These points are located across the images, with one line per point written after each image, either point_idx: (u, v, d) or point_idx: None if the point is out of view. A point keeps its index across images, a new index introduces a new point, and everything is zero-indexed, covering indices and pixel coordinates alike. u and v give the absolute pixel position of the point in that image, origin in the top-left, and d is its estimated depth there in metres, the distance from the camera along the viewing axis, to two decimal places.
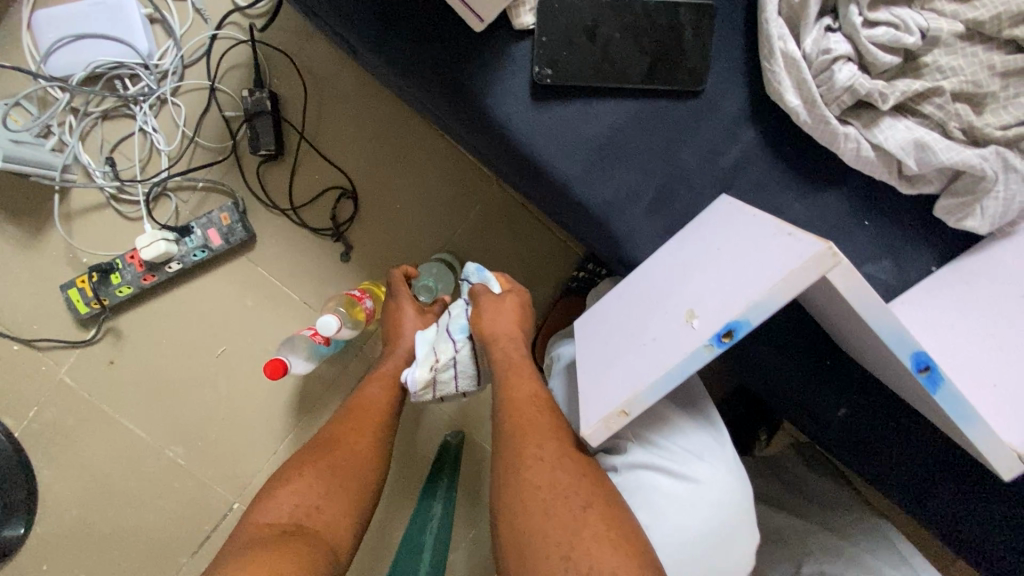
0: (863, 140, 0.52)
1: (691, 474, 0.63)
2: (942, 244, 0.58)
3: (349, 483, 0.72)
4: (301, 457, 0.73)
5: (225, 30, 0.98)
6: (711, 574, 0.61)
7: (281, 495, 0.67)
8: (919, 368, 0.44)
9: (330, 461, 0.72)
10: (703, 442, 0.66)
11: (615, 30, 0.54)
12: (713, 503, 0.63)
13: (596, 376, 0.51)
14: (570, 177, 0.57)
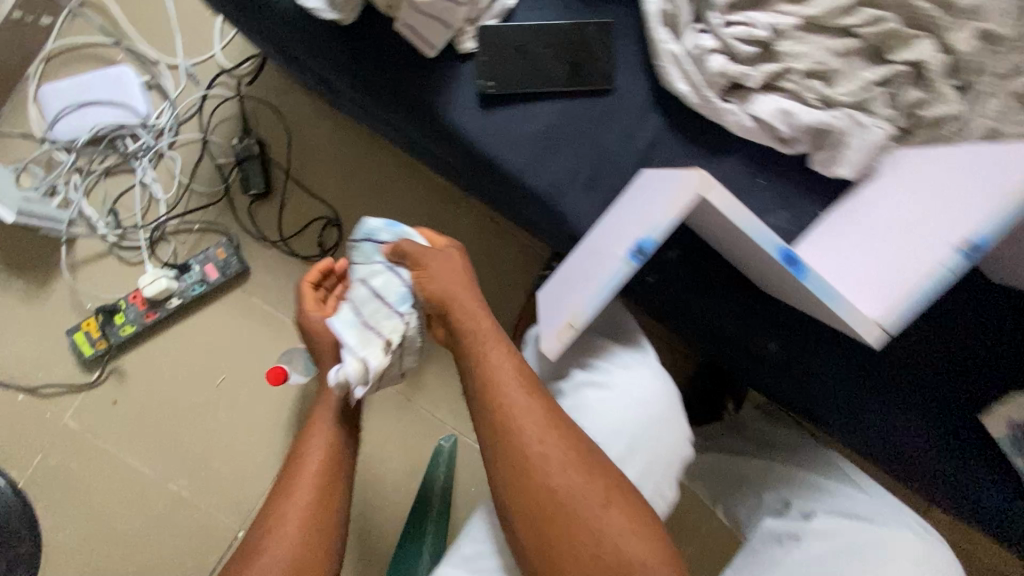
0: (741, 113, 0.66)
1: (616, 380, 0.74)
2: (826, 194, 0.71)
3: (330, 491, 0.69)
4: (279, 497, 0.68)
5: (214, 89, 1.11)
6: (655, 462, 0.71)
7: (275, 540, 0.65)
8: (785, 259, 0.53)
9: (302, 484, 0.68)
10: (630, 356, 0.77)
11: (541, 44, 0.67)
12: (637, 398, 0.72)
13: (553, 305, 0.64)
14: (518, 168, 0.70)
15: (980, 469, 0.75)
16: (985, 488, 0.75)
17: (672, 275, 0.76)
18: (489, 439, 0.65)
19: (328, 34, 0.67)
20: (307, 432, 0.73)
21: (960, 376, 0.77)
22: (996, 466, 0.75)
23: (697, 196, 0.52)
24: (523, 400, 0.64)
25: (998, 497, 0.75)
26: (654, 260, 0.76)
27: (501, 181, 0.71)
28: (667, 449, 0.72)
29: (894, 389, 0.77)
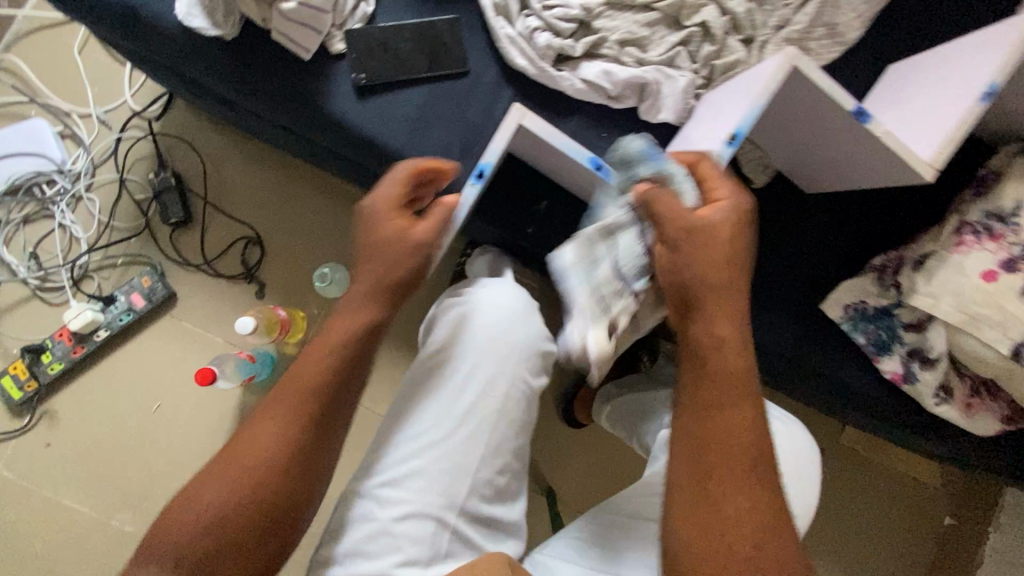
0: (572, 78, 0.80)
1: (477, 313, 0.71)
2: (659, 137, 0.85)
3: (278, 475, 0.61)
4: (219, 460, 0.62)
5: (128, 132, 1.19)
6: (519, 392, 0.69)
7: (201, 511, 0.59)
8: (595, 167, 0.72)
9: (244, 456, 0.61)
10: (496, 294, 0.72)
11: (402, 40, 0.80)
12: (496, 332, 0.69)
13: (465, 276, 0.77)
14: (397, 144, 0.81)
15: (846, 353, 0.88)
16: (844, 361, 0.88)
17: (547, 226, 0.88)
18: (688, 394, 0.61)
19: (216, 49, 0.78)
20: (271, 397, 0.64)
21: (805, 275, 0.88)
22: (857, 351, 0.88)
23: (516, 120, 0.70)
24: (710, 336, 0.61)
25: (858, 375, 0.88)
26: (529, 213, 0.88)
27: (385, 159, 0.81)
28: (528, 338, 0.71)
29: (759, 294, 0.88)
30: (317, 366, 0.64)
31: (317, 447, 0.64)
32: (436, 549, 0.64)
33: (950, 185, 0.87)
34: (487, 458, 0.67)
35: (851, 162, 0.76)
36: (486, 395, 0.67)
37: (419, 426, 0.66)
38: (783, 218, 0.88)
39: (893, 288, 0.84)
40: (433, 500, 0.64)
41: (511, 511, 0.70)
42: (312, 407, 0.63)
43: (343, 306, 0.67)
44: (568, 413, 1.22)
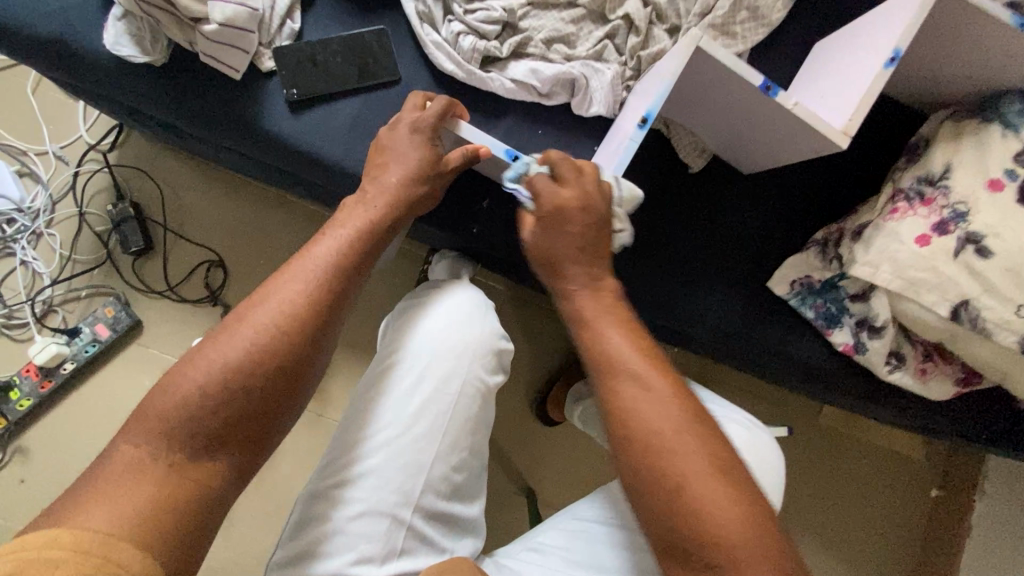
0: (501, 78, 0.82)
1: (435, 328, 0.70)
2: (594, 129, 0.86)
3: (221, 434, 0.54)
4: (148, 409, 0.53)
5: (85, 166, 1.20)
6: (479, 405, 0.70)
7: (121, 468, 0.50)
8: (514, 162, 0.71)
9: (183, 408, 0.53)
10: (458, 307, 0.72)
11: (331, 54, 0.82)
12: (458, 347, 0.70)
13: (421, 288, 0.76)
14: (335, 155, 0.82)
15: (798, 330, 0.88)
16: (796, 338, 0.88)
17: (491, 225, 0.88)
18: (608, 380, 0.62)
19: (150, 75, 0.79)
20: (220, 341, 0.56)
21: (748, 254, 0.89)
22: (809, 328, 0.88)
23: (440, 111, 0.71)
24: (654, 404, 0.60)
25: (813, 352, 0.88)
26: (472, 212, 0.87)
27: (323, 170, 0.82)
28: (481, 337, 0.71)
29: (708, 277, 0.89)
30: (281, 314, 0.58)
31: (273, 409, 0.57)
32: (390, 546, 0.63)
33: (873, 162, 0.91)
34: (442, 454, 0.67)
35: (779, 140, 0.78)
36: (440, 393, 0.68)
37: (372, 425, 0.66)
38: (720, 202, 0.90)
39: (835, 261, 0.85)
40: (387, 498, 0.64)
41: (468, 508, 0.70)
42: (275, 360, 0.57)
43: (308, 256, 0.62)
44: (541, 410, 1.20)
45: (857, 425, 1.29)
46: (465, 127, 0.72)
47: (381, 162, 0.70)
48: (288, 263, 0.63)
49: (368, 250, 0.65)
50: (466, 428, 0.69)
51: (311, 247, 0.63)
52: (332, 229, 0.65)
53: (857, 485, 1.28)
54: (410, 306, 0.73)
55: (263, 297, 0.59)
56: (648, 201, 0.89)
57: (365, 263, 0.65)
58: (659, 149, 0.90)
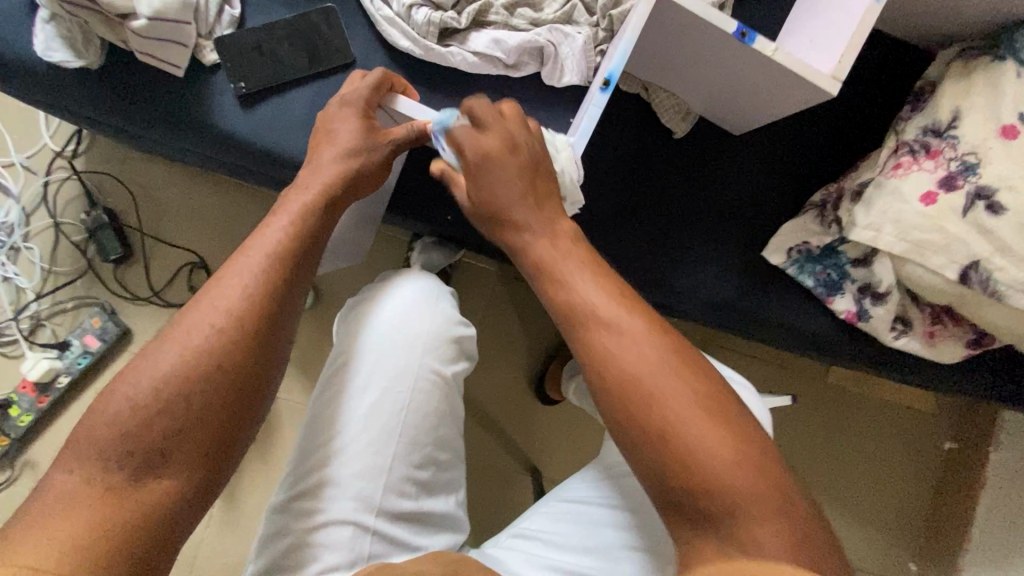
0: (462, 52, 0.76)
1: (385, 324, 0.66)
2: (568, 100, 0.80)
3: (175, 460, 0.51)
4: (76, 444, 0.50)
5: (53, 174, 1.16)
6: (439, 398, 0.66)
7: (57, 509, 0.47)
8: None
9: (119, 439, 0.50)
10: (409, 300, 0.68)
11: (278, 41, 0.76)
12: (409, 342, 0.66)
13: (374, 281, 0.71)
14: (294, 148, 0.76)
15: (801, 300, 0.84)
16: (797, 307, 0.83)
17: (466, 210, 0.83)
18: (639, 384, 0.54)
19: (88, 79, 0.74)
20: (156, 364, 0.53)
21: (743, 223, 0.84)
22: (811, 299, 0.84)
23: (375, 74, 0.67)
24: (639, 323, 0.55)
25: (821, 321, 0.83)
26: (445, 200, 0.82)
27: (283, 166, 0.77)
28: (434, 328, 0.67)
29: (707, 250, 0.83)
30: (219, 322, 0.55)
31: (222, 424, 0.53)
32: (356, 554, 0.60)
33: (873, 111, 0.84)
34: (401, 454, 0.63)
35: (764, 89, 0.71)
36: (393, 391, 0.64)
37: (324, 433, 0.63)
38: (708, 167, 0.84)
39: (834, 225, 0.80)
40: (347, 505, 0.61)
41: (443, 503, 0.66)
42: (214, 373, 0.53)
43: (247, 255, 0.58)
44: (540, 390, 1.15)
45: (867, 382, 1.23)
46: (402, 101, 0.68)
47: (317, 147, 0.66)
48: (223, 266, 0.59)
49: (316, 248, 0.61)
50: (427, 423, 0.65)
51: (248, 246, 0.59)
52: (271, 222, 0.60)
53: (867, 443, 1.22)
54: (360, 300, 0.69)
55: (193, 305, 0.56)
56: (630, 173, 0.83)
57: (308, 258, 0.61)
58: (640, 116, 0.84)
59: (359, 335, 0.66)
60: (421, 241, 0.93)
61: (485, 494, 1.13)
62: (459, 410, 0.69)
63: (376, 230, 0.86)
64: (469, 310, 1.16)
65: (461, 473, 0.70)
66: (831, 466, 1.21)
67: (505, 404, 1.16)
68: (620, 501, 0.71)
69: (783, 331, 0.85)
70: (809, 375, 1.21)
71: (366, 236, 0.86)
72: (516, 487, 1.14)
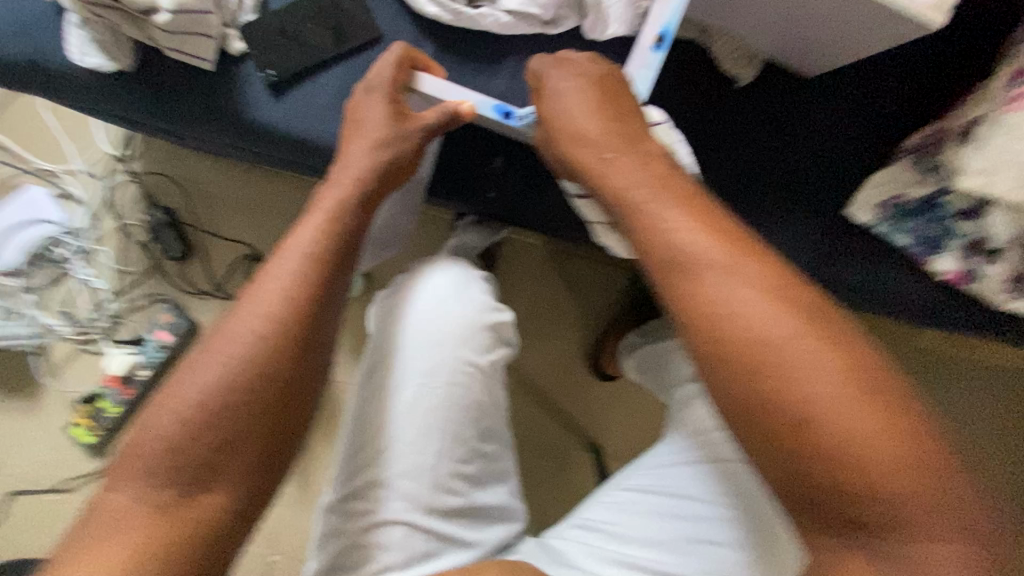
0: (494, 12, 0.69)
1: (417, 318, 0.63)
2: (613, 56, 0.72)
3: (217, 463, 0.50)
4: (138, 453, 0.50)
5: (114, 178, 1.20)
6: (478, 388, 0.63)
7: (117, 516, 0.48)
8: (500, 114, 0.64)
9: (173, 446, 0.50)
10: (440, 291, 0.65)
11: (302, 22, 0.73)
12: (441, 334, 0.63)
13: (404, 274, 0.69)
14: (328, 135, 0.74)
15: (891, 261, 0.73)
16: (888, 270, 0.73)
17: (509, 186, 0.78)
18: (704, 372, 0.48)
19: (124, 84, 0.73)
20: (197, 365, 0.53)
21: (821, 179, 0.74)
22: (902, 259, 0.73)
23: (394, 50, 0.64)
24: (719, 300, 0.48)
25: (919, 284, 0.73)
26: (485, 175, 0.77)
27: (320, 155, 0.74)
28: (467, 317, 0.64)
29: (778, 211, 0.74)
30: (262, 329, 0.54)
31: (268, 423, 0.53)
32: (410, 554, 0.59)
33: (970, 32, 0.72)
34: (445, 450, 0.61)
35: (841, 19, 0.60)
36: (431, 385, 0.62)
37: (367, 432, 0.62)
38: (770, 118, 0.74)
39: (933, 171, 0.68)
40: (396, 503, 0.60)
41: (494, 495, 0.64)
42: (265, 379, 0.53)
43: (279, 252, 0.57)
44: (596, 366, 1.11)
45: (964, 344, 1.08)
46: (425, 79, 0.65)
47: (346, 134, 0.64)
48: (262, 269, 0.58)
49: (345, 240, 0.59)
50: (469, 416, 0.62)
51: (284, 242, 0.58)
52: (304, 217, 0.59)
53: (970, 412, 1.08)
54: (392, 294, 0.66)
55: (235, 308, 0.55)
56: (684, 131, 0.74)
57: (348, 254, 0.59)
58: (696, 65, 0.74)
59: (392, 331, 0.64)
60: (462, 222, 0.89)
61: (547, 475, 1.10)
62: (502, 399, 0.67)
63: (417, 214, 0.83)
64: (518, 288, 1.12)
65: (511, 462, 0.67)
66: None
67: (560, 381, 1.12)
68: (689, 491, 0.67)
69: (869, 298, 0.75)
70: (897, 341, 1.08)
71: (408, 222, 0.83)
72: (578, 466, 1.11)
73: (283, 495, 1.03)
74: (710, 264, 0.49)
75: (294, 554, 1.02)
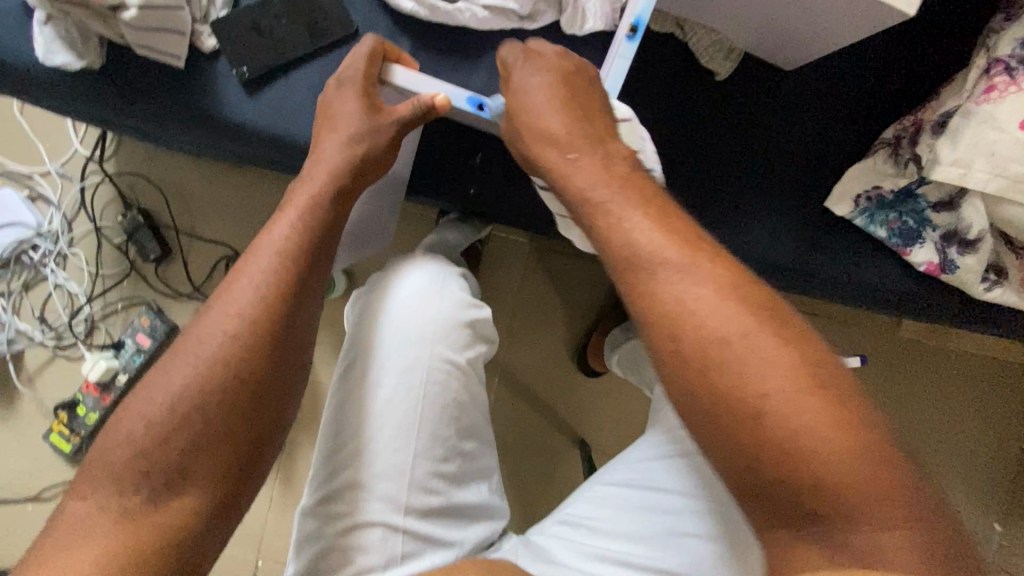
0: (471, 7, 0.69)
1: (394, 316, 0.63)
2: (591, 51, 0.72)
3: (190, 468, 0.49)
4: (108, 460, 0.49)
5: (88, 179, 1.18)
6: (457, 386, 0.63)
7: (86, 524, 0.47)
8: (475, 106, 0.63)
9: (144, 451, 0.49)
10: (417, 288, 0.64)
11: (275, 17, 0.72)
12: (418, 333, 0.62)
13: (380, 272, 0.68)
14: (304, 132, 0.73)
15: (867, 253, 0.74)
16: (865, 261, 0.74)
17: (489, 182, 0.77)
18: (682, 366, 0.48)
19: (94, 82, 0.72)
20: (169, 368, 0.52)
21: (799, 172, 0.75)
22: (879, 251, 0.74)
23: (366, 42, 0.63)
24: (697, 293, 0.48)
25: (895, 275, 0.74)
26: (466, 172, 0.77)
27: (297, 153, 0.73)
28: (444, 315, 0.63)
29: (757, 204, 0.75)
30: (236, 330, 0.53)
31: (242, 426, 0.52)
32: (390, 554, 0.58)
33: (942, 27, 0.73)
34: (424, 449, 0.60)
35: (814, 12, 0.60)
36: (408, 384, 0.61)
37: (345, 433, 0.61)
38: (747, 111, 0.75)
39: (912, 163, 0.69)
40: (376, 504, 0.59)
41: (476, 494, 0.64)
42: (238, 382, 0.52)
43: (253, 252, 0.56)
44: (582, 362, 1.11)
45: (942, 334, 1.10)
46: (400, 72, 0.64)
47: (321, 132, 0.63)
48: (235, 268, 0.57)
49: (320, 240, 0.58)
50: (448, 414, 0.62)
51: (257, 242, 0.57)
52: (278, 217, 0.58)
53: (950, 401, 1.10)
54: (369, 293, 0.66)
55: (207, 309, 0.54)
56: (662, 125, 0.74)
57: (320, 255, 0.59)
58: (674, 59, 0.74)
59: (369, 330, 0.63)
60: (444, 219, 0.88)
61: (534, 472, 1.10)
62: (483, 396, 0.66)
63: (397, 212, 0.82)
64: (504, 285, 1.11)
65: (493, 460, 0.67)
66: (911, 427, 1.09)
67: (547, 378, 1.12)
68: (672, 484, 0.67)
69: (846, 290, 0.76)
70: (877, 332, 1.09)
71: (388, 219, 0.82)
72: (565, 462, 1.11)
73: (268, 498, 1.02)
74: (688, 255, 0.49)
75: (280, 557, 1.01)
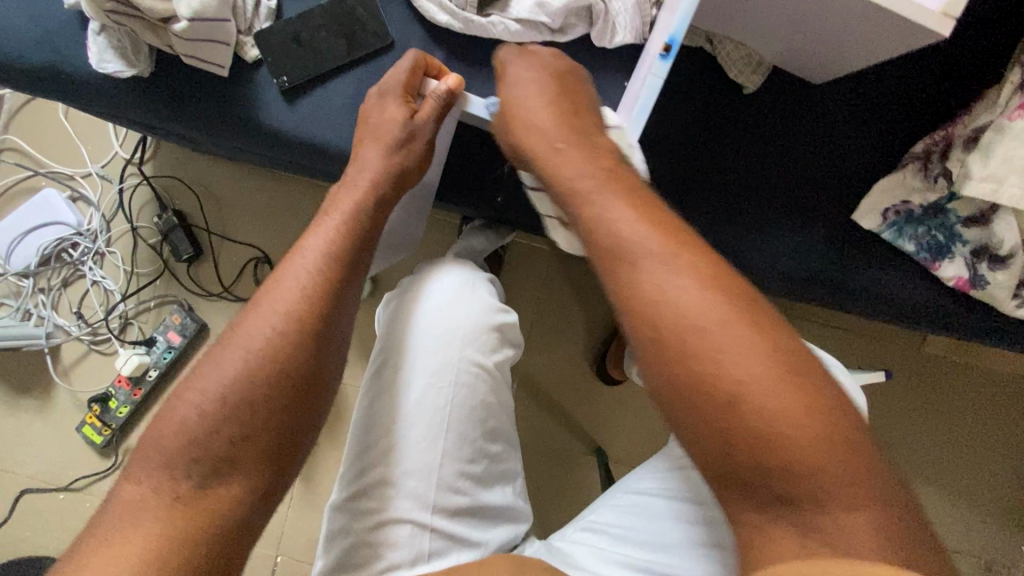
0: (503, 20, 0.71)
1: (424, 319, 0.64)
2: (620, 64, 0.74)
3: (229, 456, 0.52)
4: (152, 448, 0.51)
5: (127, 181, 1.22)
6: (484, 388, 0.64)
7: (129, 510, 0.49)
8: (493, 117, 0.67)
9: (186, 440, 0.51)
10: (446, 293, 0.66)
11: (316, 28, 0.74)
12: (448, 336, 0.64)
13: (410, 277, 0.69)
14: (339, 138, 0.75)
15: (897, 267, 0.74)
16: (891, 275, 0.74)
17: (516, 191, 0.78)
18: None
19: (144, 89, 0.75)
20: (215, 362, 0.54)
21: (826, 185, 0.75)
22: (907, 265, 0.74)
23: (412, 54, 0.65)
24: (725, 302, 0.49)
25: (923, 291, 0.73)
26: (493, 179, 0.78)
27: (331, 158, 0.76)
28: (473, 319, 0.65)
29: (785, 215, 0.75)
30: (279, 328, 0.55)
31: (280, 421, 0.53)
32: (416, 552, 0.60)
33: (973, 44, 0.73)
34: (451, 450, 0.62)
35: (846, 28, 0.61)
36: (437, 386, 0.62)
37: (374, 433, 0.63)
38: (776, 125, 0.75)
39: (941, 179, 0.69)
40: (403, 502, 0.61)
41: (500, 496, 0.65)
42: (279, 376, 0.54)
43: (298, 254, 0.58)
44: (601, 370, 1.11)
45: (973, 351, 1.07)
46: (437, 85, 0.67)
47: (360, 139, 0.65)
48: (278, 271, 0.59)
49: (362, 244, 0.60)
50: (475, 415, 0.63)
51: (300, 244, 0.59)
52: (321, 221, 0.61)
53: (977, 419, 1.07)
54: (400, 296, 0.67)
55: (252, 307, 0.56)
56: (692, 136, 0.75)
57: (358, 258, 0.61)
58: (702, 73, 0.76)
59: (399, 333, 0.65)
60: (469, 226, 0.90)
61: (550, 477, 1.11)
62: (508, 399, 0.67)
63: (425, 218, 0.84)
64: (524, 291, 1.12)
65: (517, 463, 0.68)
66: (935, 445, 1.07)
67: (565, 385, 1.13)
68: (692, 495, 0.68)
69: (873, 305, 0.75)
70: (904, 348, 1.08)
71: (418, 224, 0.84)
72: (582, 468, 1.11)
73: (289, 495, 1.03)
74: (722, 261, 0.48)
75: (299, 554, 1.03)
